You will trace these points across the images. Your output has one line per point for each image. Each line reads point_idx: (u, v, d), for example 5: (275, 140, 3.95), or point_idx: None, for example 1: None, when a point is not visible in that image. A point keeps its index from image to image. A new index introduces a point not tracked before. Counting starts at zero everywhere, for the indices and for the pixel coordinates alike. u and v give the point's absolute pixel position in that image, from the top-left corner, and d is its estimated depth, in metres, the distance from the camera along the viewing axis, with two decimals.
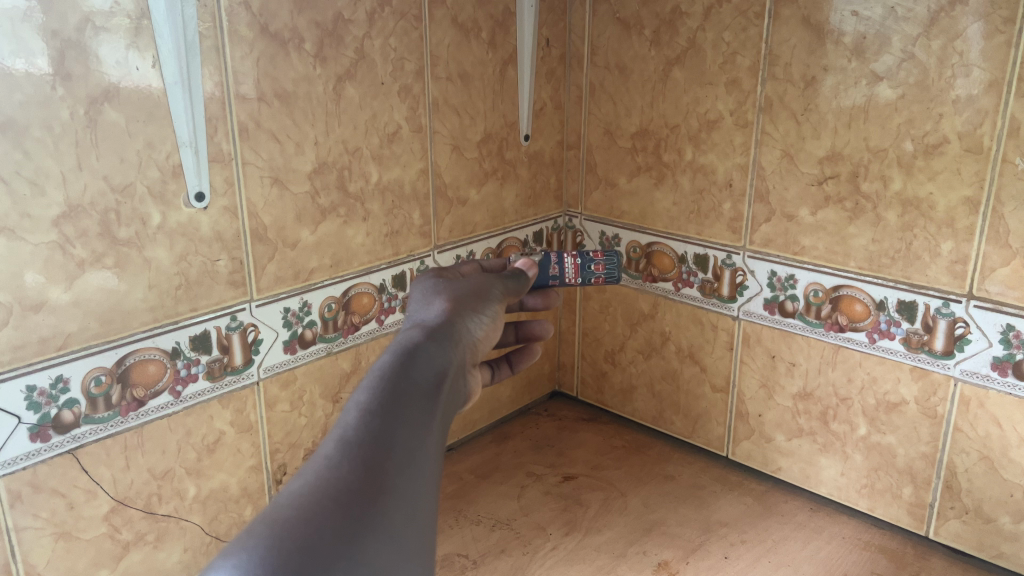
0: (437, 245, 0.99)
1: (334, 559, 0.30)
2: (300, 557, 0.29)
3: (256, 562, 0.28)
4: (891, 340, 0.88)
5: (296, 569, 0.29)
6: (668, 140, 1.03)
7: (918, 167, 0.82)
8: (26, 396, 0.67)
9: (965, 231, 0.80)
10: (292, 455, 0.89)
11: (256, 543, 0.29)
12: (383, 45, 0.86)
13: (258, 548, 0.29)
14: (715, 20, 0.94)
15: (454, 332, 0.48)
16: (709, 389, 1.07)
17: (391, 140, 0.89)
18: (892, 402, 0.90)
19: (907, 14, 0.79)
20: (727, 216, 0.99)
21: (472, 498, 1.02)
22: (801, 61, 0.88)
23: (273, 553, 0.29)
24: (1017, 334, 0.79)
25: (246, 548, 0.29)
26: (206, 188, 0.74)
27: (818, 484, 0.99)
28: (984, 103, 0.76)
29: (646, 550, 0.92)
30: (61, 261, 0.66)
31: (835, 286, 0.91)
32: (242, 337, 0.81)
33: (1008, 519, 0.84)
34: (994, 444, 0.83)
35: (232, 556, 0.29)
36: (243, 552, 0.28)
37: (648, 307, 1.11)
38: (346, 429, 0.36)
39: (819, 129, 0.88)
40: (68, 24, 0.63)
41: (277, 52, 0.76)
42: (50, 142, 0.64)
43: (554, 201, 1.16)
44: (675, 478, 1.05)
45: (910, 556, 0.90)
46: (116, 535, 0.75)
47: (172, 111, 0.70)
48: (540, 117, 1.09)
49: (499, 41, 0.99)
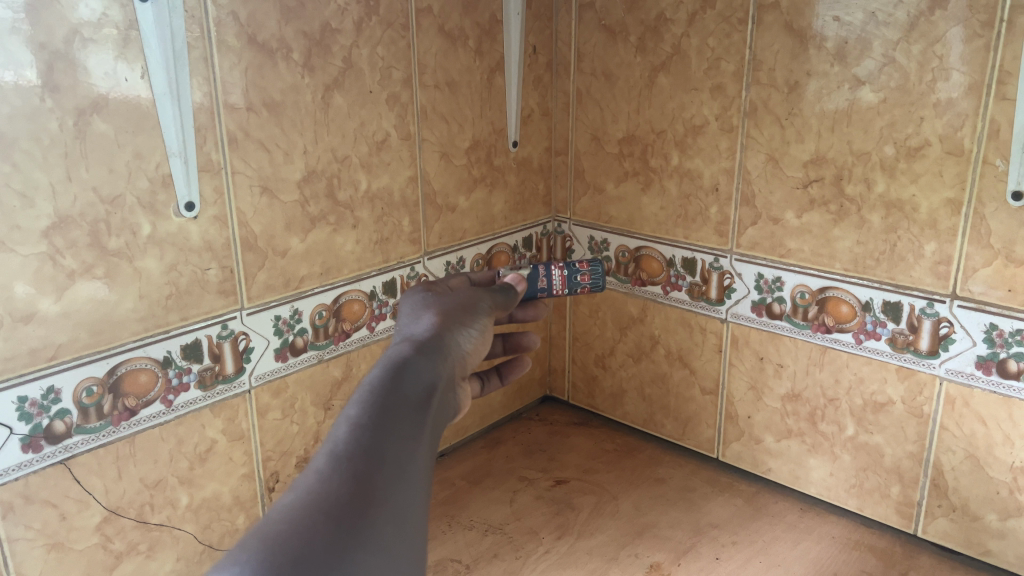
0: (427, 252, 0.99)
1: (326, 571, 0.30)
2: (292, 569, 0.29)
3: (251, 574, 0.28)
4: (877, 341, 0.89)
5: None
6: (654, 145, 1.04)
7: (900, 169, 0.83)
8: (18, 407, 0.67)
9: (947, 232, 0.81)
10: (284, 462, 0.89)
11: (248, 556, 0.29)
12: (370, 53, 0.86)
13: (251, 560, 0.29)
14: (700, 26, 0.95)
15: (443, 346, 0.49)
16: (699, 392, 1.08)
17: (379, 148, 0.90)
18: (879, 403, 0.91)
19: (887, 19, 0.80)
20: (714, 220, 1.00)
21: (464, 503, 1.02)
22: (784, 66, 0.89)
23: (265, 564, 0.29)
24: (1001, 333, 0.80)
25: (239, 561, 0.29)
26: (195, 197, 0.74)
27: (808, 485, 1.00)
28: (964, 106, 0.77)
29: (638, 553, 0.92)
30: (50, 272, 0.66)
31: (821, 287, 0.92)
32: (233, 345, 0.81)
33: (995, 517, 0.85)
34: (980, 442, 0.84)
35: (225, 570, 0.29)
36: (237, 564, 0.29)
37: (638, 311, 1.12)
38: (337, 443, 0.36)
39: (803, 133, 0.89)
40: (55, 36, 0.63)
41: (264, 62, 0.77)
42: (38, 153, 0.64)
43: (543, 207, 1.17)
44: (666, 480, 1.06)
45: (898, 554, 0.91)
46: (109, 546, 0.75)
47: (160, 121, 0.70)
48: (528, 123, 1.10)
49: (485, 49, 1.00)
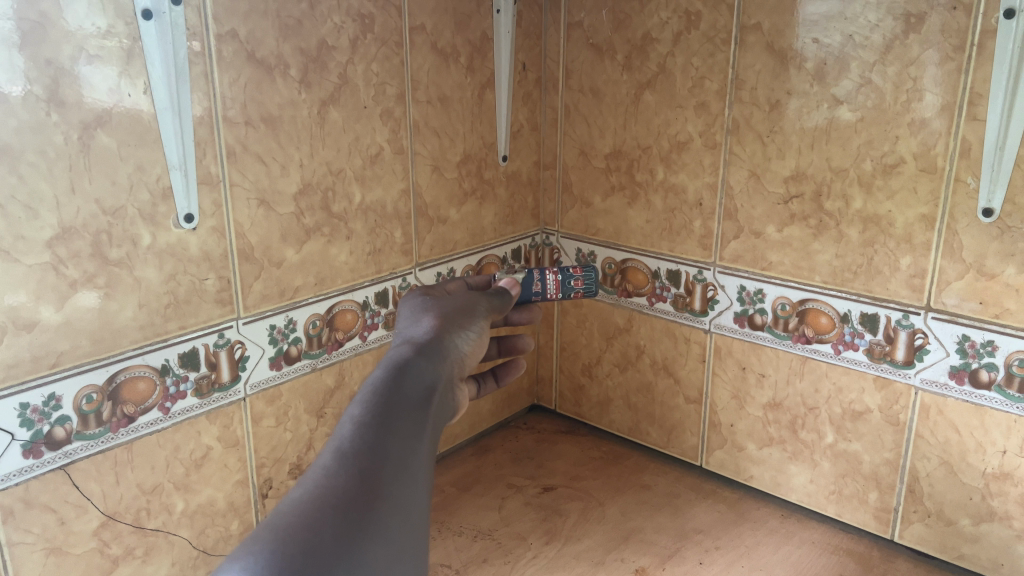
0: (419, 263, 1.02)
1: (336, 560, 0.32)
2: (303, 558, 0.31)
3: (264, 564, 0.30)
4: (855, 351, 0.92)
5: (301, 570, 0.30)
6: (640, 160, 1.07)
7: (877, 186, 0.86)
8: (20, 413, 0.68)
9: (922, 246, 0.85)
10: (277, 469, 0.91)
11: (261, 547, 0.31)
12: (365, 70, 0.89)
13: (264, 552, 0.31)
14: (684, 46, 0.98)
15: (442, 348, 0.51)
16: (683, 401, 1.10)
17: (373, 161, 0.92)
18: (857, 411, 0.94)
19: (864, 41, 0.84)
20: (697, 233, 1.03)
21: (454, 510, 1.04)
22: (766, 85, 0.92)
23: (278, 555, 0.31)
24: (973, 344, 0.84)
25: (253, 552, 0.30)
26: (195, 209, 0.76)
27: (789, 491, 1.03)
28: (937, 125, 0.81)
29: (624, 557, 0.94)
30: (53, 281, 0.68)
31: (801, 299, 0.95)
32: (229, 354, 0.83)
33: (969, 521, 0.88)
34: (953, 449, 0.87)
35: (240, 561, 0.30)
36: (251, 554, 0.30)
37: (624, 321, 1.14)
38: (342, 440, 0.38)
39: (784, 150, 0.92)
40: (61, 52, 0.65)
41: (263, 78, 0.79)
42: (44, 166, 0.66)
43: (532, 220, 1.19)
44: (652, 487, 1.08)
45: (876, 559, 0.94)
46: (105, 550, 0.76)
47: (162, 135, 0.72)
48: (518, 138, 1.13)
49: (476, 65, 1.03)
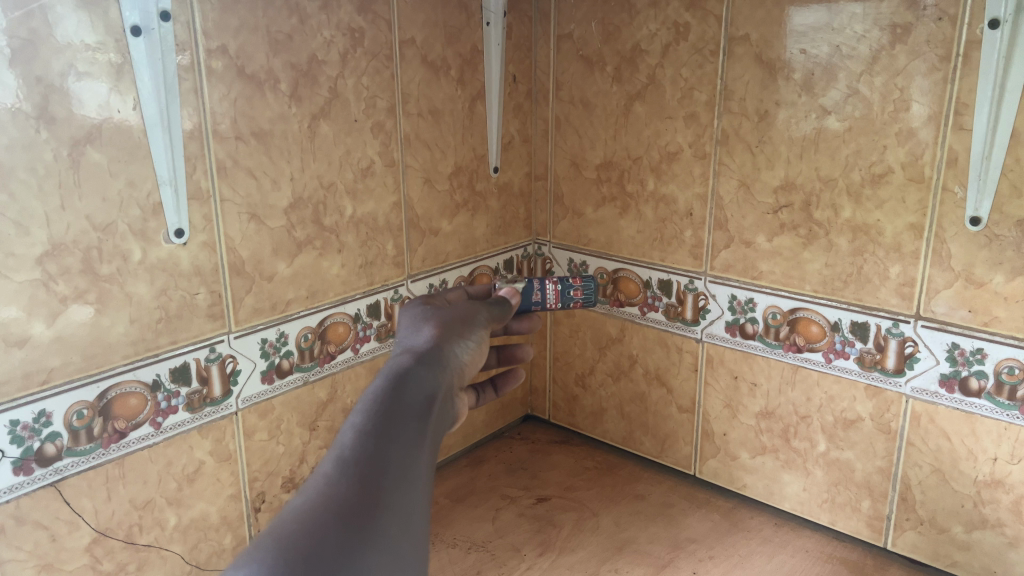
0: (411, 275, 1.02)
1: (337, 565, 0.32)
2: (304, 565, 0.31)
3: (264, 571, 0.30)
4: (845, 360, 0.93)
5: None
6: (631, 171, 1.07)
7: (866, 195, 0.87)
8: (10, 430, 0.68)
9: (911, 255, 0.85)
10: (270, 482, 0.91)
11: (264, 554, 0.31)
12: (355, 84, 0.89)
13: (266, 559, 0.31)
14: (674, 57, 0.99)
15: (442, 357, 0.51)
16: (675, 410, 1.11)
17: (365, 175, 0.92)
18: (849, 419, 0.94)
19: (850, 52, 0.84)
20: (689, 242, 1.03)
21: (448, 522, 1.04)
22: (755, 96, 0.93)
23: (279, 562, 0.31)
24: (962, 352, 0.84)
25: (255, 560, 0.31)
26: (185, 224, 0.76)
27: (782, 499, 1.03)
28: (924, 135, 0.81)
29: (618, 568, 0.94)
30: (44, 298, 0.68)
31: (792, 308, 0.96)
32: (221, 368, 0.83)
33: (961, 529, 0.89)
34: (945, 457, 0.88)
35: (242, 568, 0.30)
36: (254, 561, 0.30)
37: (617, 331, 1.15)
38: (343, 449, 0.38)
39: (773, 160, 0.93)
40: (50, 69, 0.65)
41: (253, 93, 0.80)
42: (34, 183, 0.66)
43: (524, 230, 1.20)
44: (646, 497, 1.09)
45: (868, 566, 0.94)
46: (97, 566, 0.76)
47: (152, 151, 0.73)
48: (509, 150, 1.13)
49: (467, 78, 1.03)
